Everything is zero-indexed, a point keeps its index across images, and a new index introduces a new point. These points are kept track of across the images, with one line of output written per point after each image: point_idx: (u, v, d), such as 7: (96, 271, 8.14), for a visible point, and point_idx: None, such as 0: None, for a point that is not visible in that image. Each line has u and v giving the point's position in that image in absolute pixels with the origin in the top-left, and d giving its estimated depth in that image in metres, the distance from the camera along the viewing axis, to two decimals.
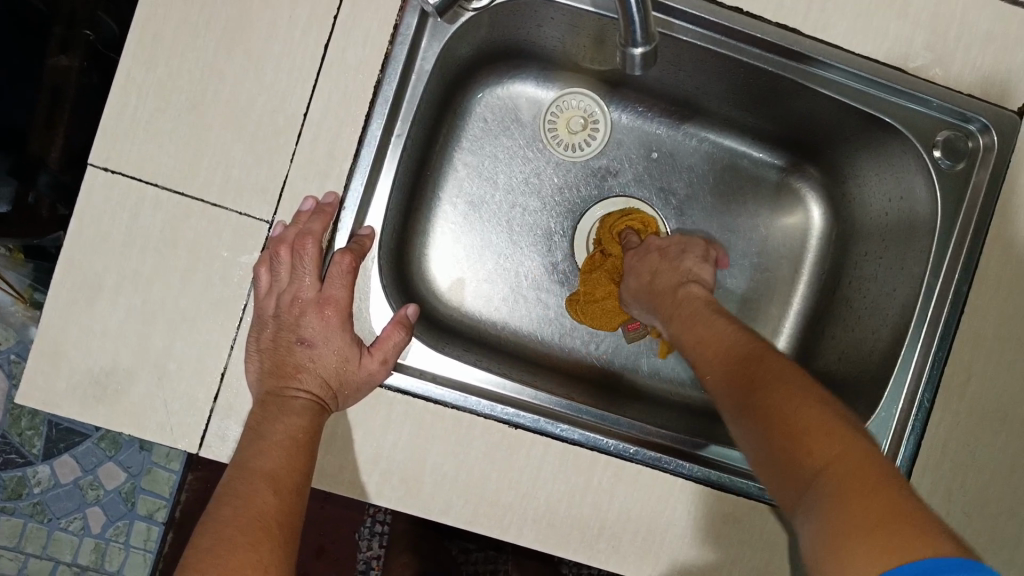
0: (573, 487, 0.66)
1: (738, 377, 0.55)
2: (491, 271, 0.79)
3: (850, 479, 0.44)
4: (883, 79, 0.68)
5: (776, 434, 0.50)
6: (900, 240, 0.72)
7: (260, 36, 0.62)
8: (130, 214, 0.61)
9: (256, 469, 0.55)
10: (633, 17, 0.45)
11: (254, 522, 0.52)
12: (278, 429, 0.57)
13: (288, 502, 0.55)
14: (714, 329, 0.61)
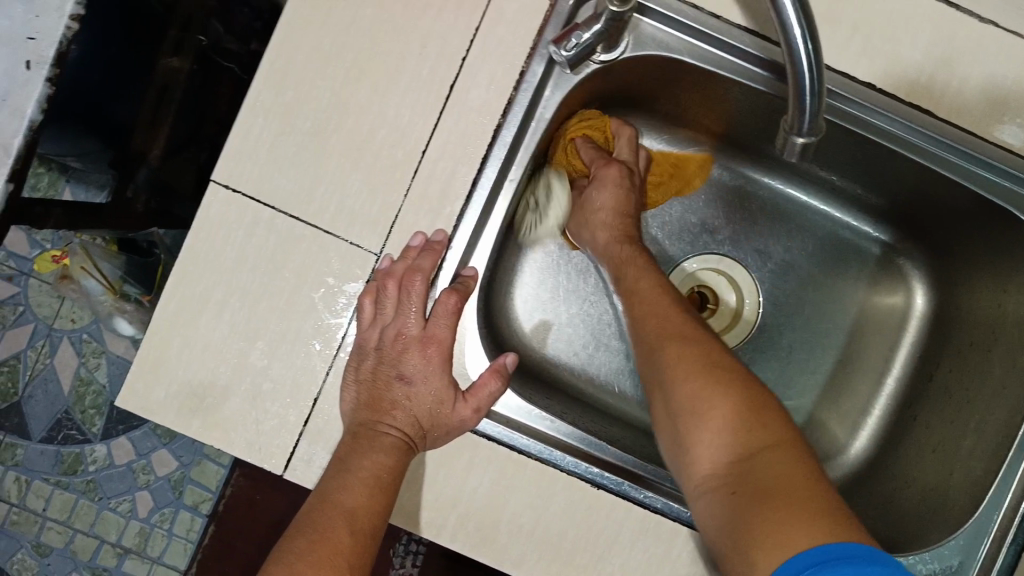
0: (650, 556, 0.64)
1: (669, 320, 0.63)
2: (574, 314, 0.78)
3: (778, 469, 0.52)
4: (1012, 170, 0.65)
5: (709, 402, 0.56)
6: (1009, 334, 0.70)
7: (390, 71, 0.63)
8: (244, 231, 0.62)
9: (336, 504, 0.54)
10: (806, 108, 0.45)
11: (325, 561, 0.51)
12: (364, 466, 0.56)
13: (361, 544, 0.54)
14: (667, 316, 0.63)
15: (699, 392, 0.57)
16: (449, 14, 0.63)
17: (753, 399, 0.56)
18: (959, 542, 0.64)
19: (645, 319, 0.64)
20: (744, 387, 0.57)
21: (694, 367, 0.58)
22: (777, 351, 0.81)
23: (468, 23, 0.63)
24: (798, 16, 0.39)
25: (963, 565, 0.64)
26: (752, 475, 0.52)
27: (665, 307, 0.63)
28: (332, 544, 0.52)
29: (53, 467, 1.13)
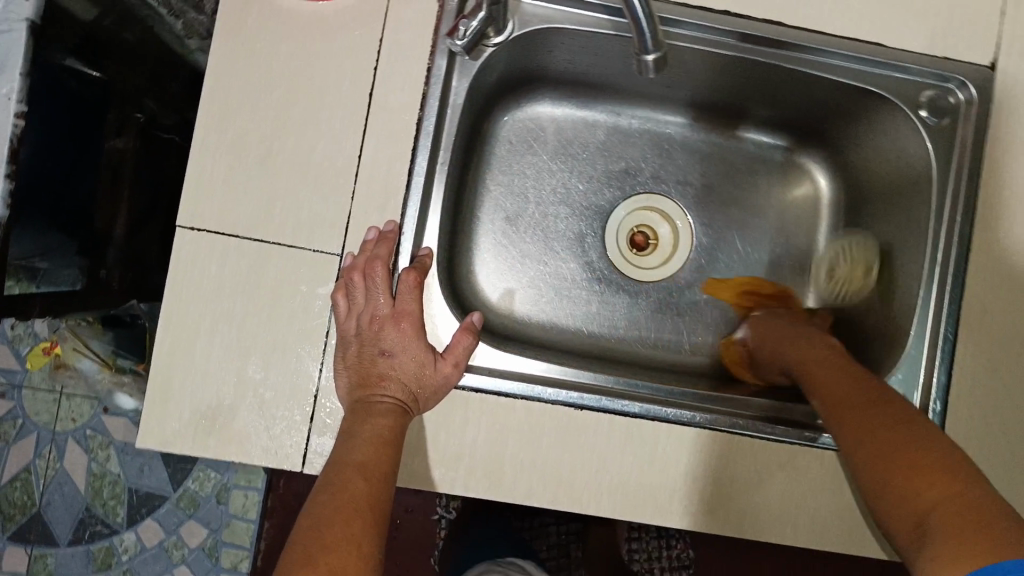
0: (640, 458, 0.72)
1: (843, 376, 0.67)
2: (534, 277, 0.86)
3: (949, 502, 0.51)
4: (868, 56, 0.75)
5: (863, 432, 0.61)
6: (901, 196, 0.80)
7: (313, 93, 0.71)
8: (218, 263, 0.69)
9: (350, 461, 0.60)
10: (644, 29, 0.53)
11: (348, 504, 0.57)
12: (367, 429, 0.63)
13: (376, 489, 0.60)
14: (851, 371, 0.68)
15: (852, 432, 0.62)
16: (353, 33, 0.71)
17: (908, 437, 0.58)
18: (901, 377, 0.74)
19: (817, 378, 0.69)
20: (901, 414, 0.61)
21: (856, 426, 0.62)
22: (718, 266, 0.89)
23: (372, 37, 0.71)
24: None
25: (905, 396, 0.74)
26: (899, 501, 0.55)
27: (846, 366, 0.69)
28: (352, 491, 0.58)
29: (87, 567, 1.20)
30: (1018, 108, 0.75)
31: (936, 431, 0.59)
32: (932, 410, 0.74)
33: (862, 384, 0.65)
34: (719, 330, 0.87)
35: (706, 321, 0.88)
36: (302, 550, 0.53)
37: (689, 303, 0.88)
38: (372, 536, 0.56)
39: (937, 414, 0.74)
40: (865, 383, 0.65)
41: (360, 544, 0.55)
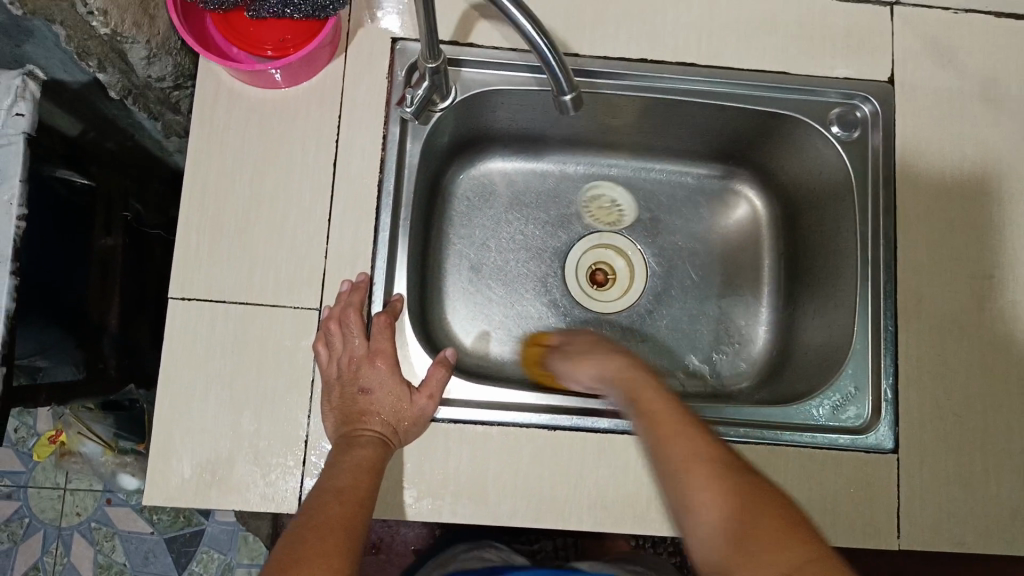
0: (616, 469, 0.77)
1: (668, 411, 0.62)
2: (503, 319, 0.92)
3: None
4: (777, 84, 0.83)
5: (699, 492, 0.56)
6: (829, 206, 0.87)
7: (282, 168, 0.79)
8: (207, 328, 0.76)
9: (334, 484, 0.65)
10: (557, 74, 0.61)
11: (325, 524, 0.60)
12: (349, 459, 0.68)
13: (353, 512, 0.63)
14: (669, 418, 0.61)
15: (696, 488, 0.57)
16: (314, 112, 0.80)
17: (767, 502, 0.55)
18: (851, 371, 0.81)
19: (665, 426, 0.60)
20: (699, 469, 0.57)
21: (717, 473, 0.57)
22: (673, 292, 0.95)
23: (331, 114, 0.80)
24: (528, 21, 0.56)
25: (858, 387, 0.81)
26: (774, 564, 0.51)
27: (672, 410, 0.61)
28: (333, 507, 0.62)
29: None
30: (919, 117, 0.83)
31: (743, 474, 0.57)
32: (885, 398, 0.80)
33: (643, 440, 0.62)
34: (682, 350, 0.93)
35: (668, 341, 0.93)
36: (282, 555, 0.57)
37: (652, 329, 0.94)
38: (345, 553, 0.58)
39: (890, 402, 0.80)
40: (645, 439, 0.62)
41: (331, 559, 0.57)
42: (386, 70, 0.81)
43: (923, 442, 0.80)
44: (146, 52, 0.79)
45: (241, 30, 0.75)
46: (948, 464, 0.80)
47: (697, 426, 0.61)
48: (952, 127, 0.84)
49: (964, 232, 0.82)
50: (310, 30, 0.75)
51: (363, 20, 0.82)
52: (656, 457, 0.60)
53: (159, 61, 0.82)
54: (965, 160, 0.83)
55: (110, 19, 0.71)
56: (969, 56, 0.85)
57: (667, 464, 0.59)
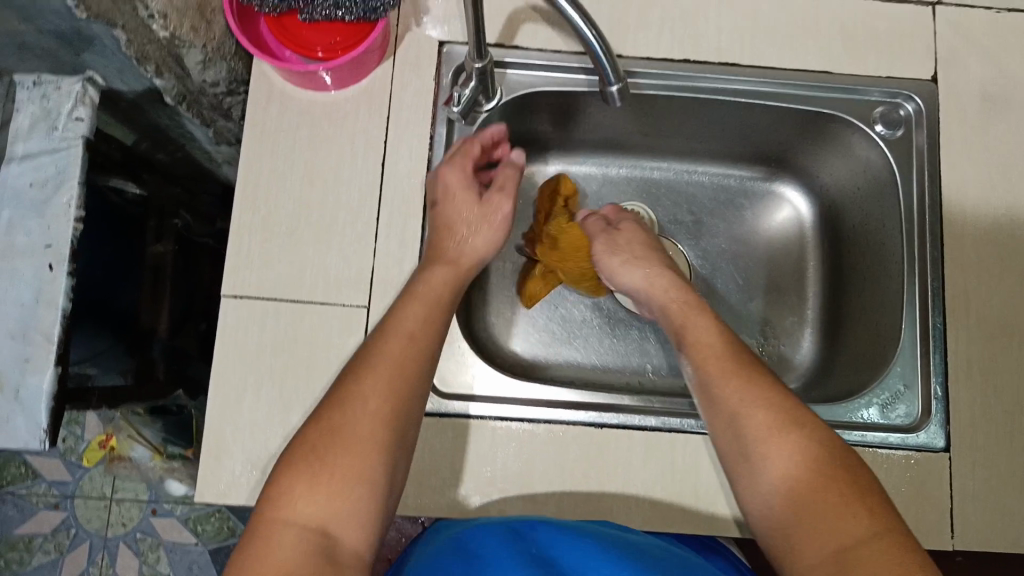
0: (663, 465, 0.77)
1: (715, 350, 0.70)
2: (546, 321, 0.94)
3: (841, 500, 0.59)
4: (820, 83, 0.83)
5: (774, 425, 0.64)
6: (874, 203, 0.86)
7: (332, 170, 0.80)
8: (259, 325, 0.77)
9: (388, 352, 0.66)
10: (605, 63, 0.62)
11: (371, 366, 0.64)
12: (423, 288, 0.72)
13: (405, 353, 0.66)
14: (733, 360, 0.69)
15: (768, 422, 0.64)
16: (363, 115, 0.81)
17: (841, 468, 0.61)
18: (899, 370, 0.80)
19: (719, 367, 0.69)
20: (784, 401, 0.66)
21: (786, 436, 0.63)
22: (717, 293, 0.95)
23: (379, 117, 0.81)
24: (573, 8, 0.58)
25: (907, 386, 0.80)
26: (843, 518, 0.58)
27: (730, 351, 0.70)
28: (389, 377, 0.64)
29: None
30: (963, 115, 0.84)
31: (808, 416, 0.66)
32: (935, 397, 0.79)
33: (725, 375, 0.68)
34: None
35: None
36: (323, 425, 0.60)
37: None
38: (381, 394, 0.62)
39: (940, 401, 0.79)
40: (730, 376, 0.68)
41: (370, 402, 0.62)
42: (434, 73, 0.83)
43: (973, 440, 0.78)
44: (202, 56, 0.81)
45: (294, 34, 0.77)
46: (998, 461, 0.78)
47: (770, 380, 0.67)
48: (995, 124, 0.84)
49: (1010, 229, 0.82)
50: (360, 34, 0.77)
51: (411, 25, 0.83)
52: (715, 404, 0.68)
53: (214, 66, 0.84)
54: (1011, 156, 0.83)
55: (171, 23, 0.74)
56: (1011, 54, 0.85)
57: (721, 396, 0.67)
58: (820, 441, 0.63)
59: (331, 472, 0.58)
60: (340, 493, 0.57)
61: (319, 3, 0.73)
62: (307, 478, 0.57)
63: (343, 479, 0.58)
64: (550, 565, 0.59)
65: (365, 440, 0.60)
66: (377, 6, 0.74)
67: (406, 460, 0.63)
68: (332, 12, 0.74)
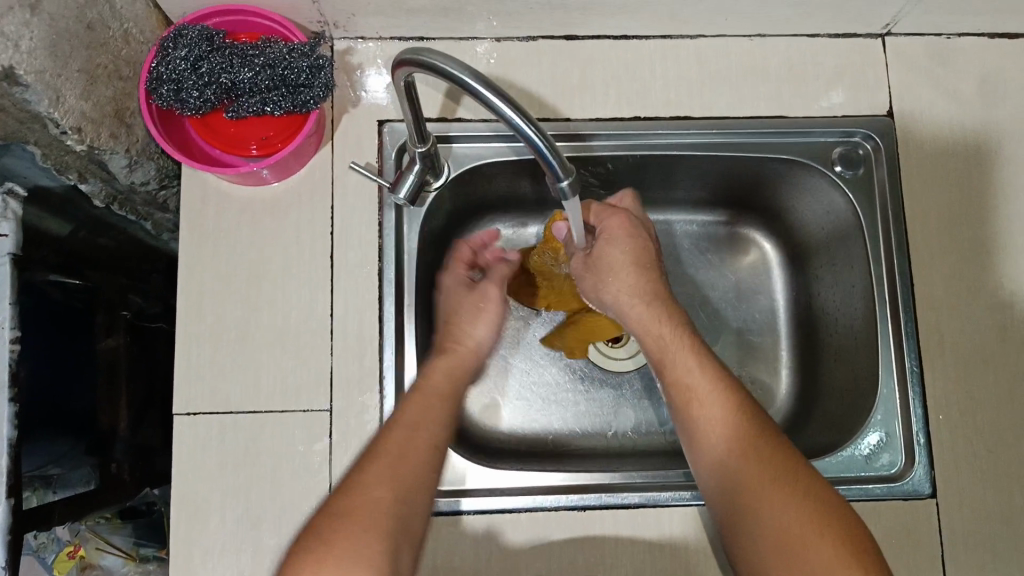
0: (651, 543, 0.74)
1: (680, 360, 0.69)
2: (520, 389, 0.91)
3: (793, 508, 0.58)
4: (774, 128, 0.81)
5: (726, 435, 0.64)
6: (841, 244, 0.84)
7: (278, 267, 0.76)
8: (218, 440, 0.74)
9: (375, 469, 0.61)
10: (546, 153, 0.55)
11: (378, 480, 0.60)
12: (428, 429, 0.66)
13: (416, 454, 0.64)
14: (696, 369, 0.68)
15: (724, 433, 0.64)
16: (305, 207, 0.77)
17: (805, 483, 0.60)
18: (880, 418, 0.78)
19: (681, 381, 0.68)
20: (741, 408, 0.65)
21: (757, 450, 0.62)
22: None
23: (322, 206, 0.77)
24: (492, 88, 0.53)
25: (890, 434, 0.78)
26: (793, 519, 0.58)
27: (694, 358, 0.69)
28: (411, 467, 0.62)
29: None
30: (920, 147, 0.82)
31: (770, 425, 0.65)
32: (918, 443, 0.77)
33: (687, 386, 0.68)
34: None
35: None
36: (325, 515, 0.58)
37: None
38: (393, 491, 0.60)
39: (923, 447, 0.77)
40: (695, 386, 0.67)
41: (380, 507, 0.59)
42: (374, 155, 0.78)
43: (963, 483, 0.76)
44: (126, 160, 0.77)
45: (223, 134, 0.73)
46: (991, 502, 0.76)
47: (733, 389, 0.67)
48: (954, 154, 0.82)
49: (978, 262, 0.80)
50: (293, 125, 0.73)
51: (347, 105, 0.79)
52: (687, 412, 0.67)
53: (141, 167, 0.80)
54: (972, 186, 0.81)
55: (86, 135, 0.69)
56: (963, 80, 0.83)
57: (687, 414, 0.67)
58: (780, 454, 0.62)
59: (324, 574, 0.53)
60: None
61: (246, 99, 0.70)
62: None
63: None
64: None
65: (366, 530, 0.56)
66: (306, 98, 0.70)
67: (410, 558, 0.58)
68: (260, 108, 0.71)
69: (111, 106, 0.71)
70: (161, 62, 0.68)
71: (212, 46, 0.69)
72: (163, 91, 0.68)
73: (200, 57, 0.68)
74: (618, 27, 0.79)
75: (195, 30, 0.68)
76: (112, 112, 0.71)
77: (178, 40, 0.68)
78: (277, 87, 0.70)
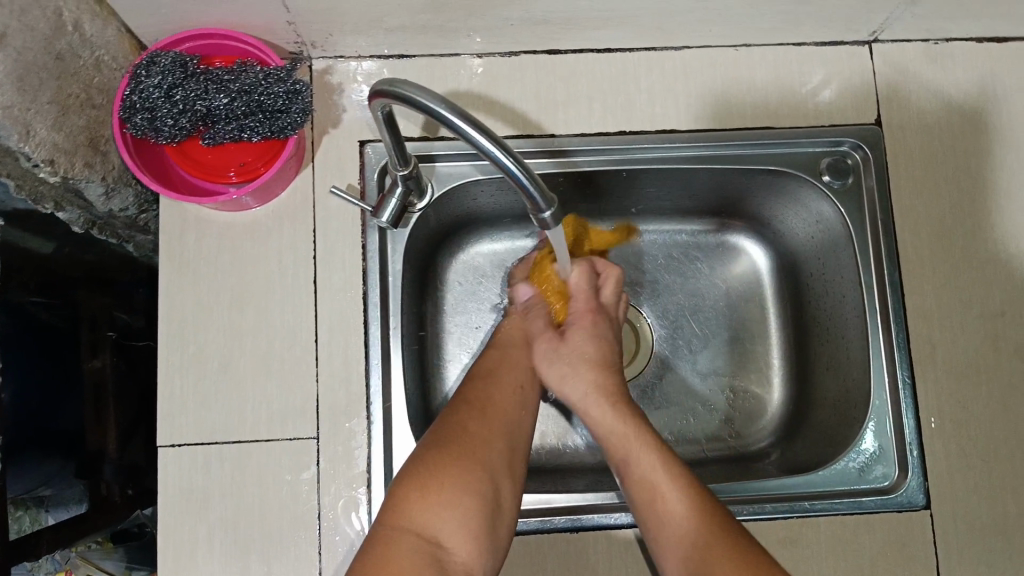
0: (645, 564, 0.74)
1: (616, 430, 0.68)
2: None
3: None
4: (761, 139, 0.80)
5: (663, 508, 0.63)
6: (829, 254, 0.84)
7: (260, 293, 0.75)
8: (204, 470, 0.73)
9: (478, 401, 0.68)
10: (526, 183, 0.54)
11: (476, 414, 0.66)
12: (510, 370, 0.73)
13: (507, 390, 0.70)
14: (629, 439, 0.67)
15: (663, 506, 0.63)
16: (287, 231, 0.76)
17: (765, 569, 0.57)
18: (872, 431, 0.78)
19: (619, 449, 0.67)
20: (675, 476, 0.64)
21: (715, 548, 0.59)
22: (682, 355, 0.91)
23: (304, 230, 0.76)
24: (466, 118, 0.52)
25: (882, 447, 0.77)
26: None
27: (626, 429, 0.68)
28: (503, 392, 0.69)
29: None
30: (909, 156, 0.81)
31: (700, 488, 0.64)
32: (911, 457, 0.76)
33: (625, 456, 0.67)
34: (698, 410, 0.89)
35: (684, 408, 0.89)
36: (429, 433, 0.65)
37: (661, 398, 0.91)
38: (496, 423, 0.66)
39: (917, 460, 0.76)
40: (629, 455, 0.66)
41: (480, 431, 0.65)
42: (356, 176, 0.77)
43: (957, 494, 0.76)
44: (103, 188, 0.76)
45: (202, 160, 0.72)
46: (986, 514, 0.76)
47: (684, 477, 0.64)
48: (944, 162, 0.81)
49: (969, 270, 0.80)
50: (272, 150, 0.72)
51: (327, 126, 0.78)
52: (644, 511, 0.64)
53: (119, 194, 0.79)
54: (962, 195, 0.81)
55: (59, 167, 0.68)
56: (954, 86, 0.82)
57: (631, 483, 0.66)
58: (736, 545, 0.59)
59: (435, 482, 0.60)
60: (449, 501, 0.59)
61: (222, 126, 0.69)
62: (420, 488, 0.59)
63: (453, 491, 0.59)
64: None
65: (472, 446, 0.63)
66: (283, 123, 0.69)
67: (512, 491, 0.63)
68: (237, 134, 0.69)
69: (85, 135, 0.70)
70: (134, 90, 0.67)
71: (186, 72, 0.68)
72: (137, 120, 0.67)
73: (174, 85, 0.67)
74: (601, 40, 0.78)
75: (168, 56, 0.67)
76: (85, 141, 0.70)
77: (151, 67, 0.67)
78: (253, 112, 0.69)
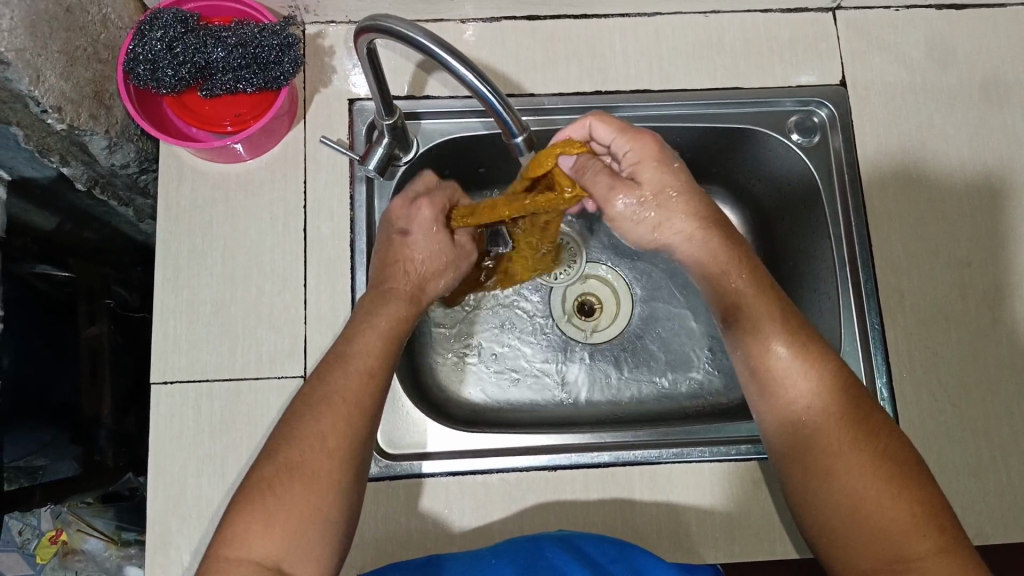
0: (621, 504, 0.77)
1: (755, 317, 0.67)
2: (499, 373, 0.91)
3: (865, 485, 0.60)
4: (732, 98, 0.84)
5: (814, 397, 0.64)
6: (801, 212, 0.87)
7: (252, 242, 0.79)
8: (194, 409, 0.75)
9: (311, 402, 0.63)
10: (500, 109, 0.59)
11: (332, 409, 0.62)
12: (359, 345, 0.67)
13: (358, 380, 0.65)
14: (772, 328, 0.66)
15: (818, 389, 0.64)
16: (278, 183, 0.80)
17: (910, 471, 0.60)
18: None
19: (760, 338, 0.66)
20: (815, 368, 0.64)
21: (869, 458, 0.61)
22: (661, 315, 0.94)
23: (296, 182, 0.80)
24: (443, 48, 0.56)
25: None
26: (882, 497, 0.59)
27: (761, 310, 0.67)
28: (347, 385, 0.64)
29: None
30: (873, 114, 0.85)
31: (851, 383, 0.65)
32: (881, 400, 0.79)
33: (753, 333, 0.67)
34: (678, 370, 0.92)
35: (667, 365, 0.92)
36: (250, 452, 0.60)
37: (645, 353, 0.93)
38: (341, 428, 0.62)
39: (887, 402, 0.79)
40: (765, 332, 0.66)
41: (328, 439, 0.61)
42: (345, 131, 0.81)
43: (928, 435, 0.78)
44: (107, 141, 0.81)
45: (200, 112, 0.76)
46: (956, 454, 0.78)
47: (842, 387, 0.64)
48: (909, 121, 0.85)
49: (936, 222, 0.83)
50: (265, 102, 0.76)
51: (318, 85, 0.82)
52: (776, 388, 0.65)
53: (121, 148, 0.84)
54: (925, 150, 0.84)
55: (66, 115, 0.72)
56: (914, 50, 0.86)
57: (775, 377, 0.65)
58: (888, 453, 0.61)
59: (289, 511, 0.58)
60: (298, 533, 0.57)
61: (219, 77, 0.73)
62: (263, 516, 0.57)
63: (296, 521, 0.58)
64: (597, 566, 0.66)
65: (324, 473, 0.60)
66: (276, 74, 0.73)
67: (356, 485, 0.62)
68: (233, 85, 0.74)
69: (91, 88, 0.75)
70: (137, 43, 0.70)
71: (186, 28, 0.71)
72: (140, 71, 0.70)
73: (175, 39, 0.71)
74: (578, 4, 0.83)
75: (170, 13, 0.71)
76: (91, 93, 0.75)
77: (154, 24, 0.70)
78: (248, 65, 0.73)
